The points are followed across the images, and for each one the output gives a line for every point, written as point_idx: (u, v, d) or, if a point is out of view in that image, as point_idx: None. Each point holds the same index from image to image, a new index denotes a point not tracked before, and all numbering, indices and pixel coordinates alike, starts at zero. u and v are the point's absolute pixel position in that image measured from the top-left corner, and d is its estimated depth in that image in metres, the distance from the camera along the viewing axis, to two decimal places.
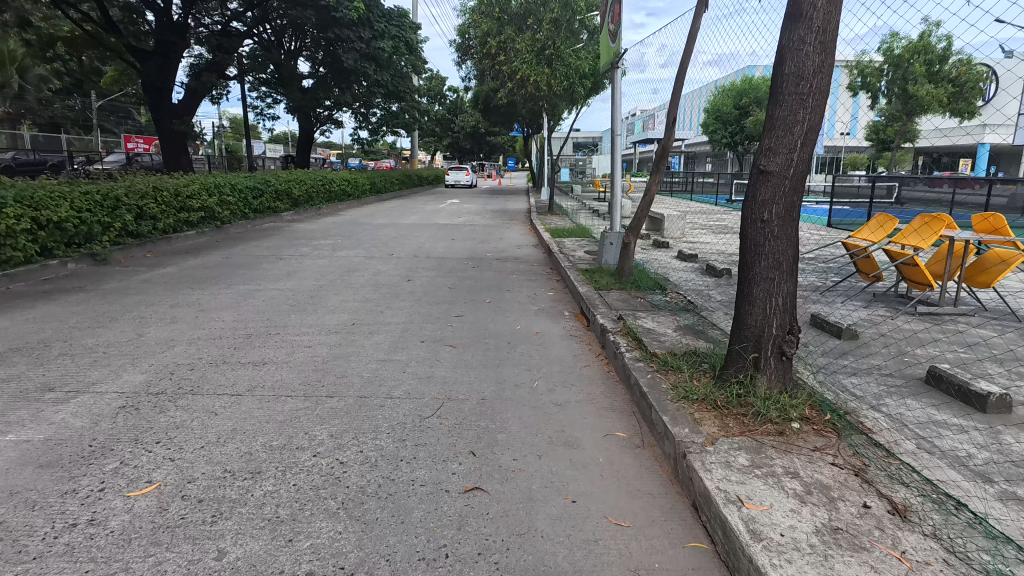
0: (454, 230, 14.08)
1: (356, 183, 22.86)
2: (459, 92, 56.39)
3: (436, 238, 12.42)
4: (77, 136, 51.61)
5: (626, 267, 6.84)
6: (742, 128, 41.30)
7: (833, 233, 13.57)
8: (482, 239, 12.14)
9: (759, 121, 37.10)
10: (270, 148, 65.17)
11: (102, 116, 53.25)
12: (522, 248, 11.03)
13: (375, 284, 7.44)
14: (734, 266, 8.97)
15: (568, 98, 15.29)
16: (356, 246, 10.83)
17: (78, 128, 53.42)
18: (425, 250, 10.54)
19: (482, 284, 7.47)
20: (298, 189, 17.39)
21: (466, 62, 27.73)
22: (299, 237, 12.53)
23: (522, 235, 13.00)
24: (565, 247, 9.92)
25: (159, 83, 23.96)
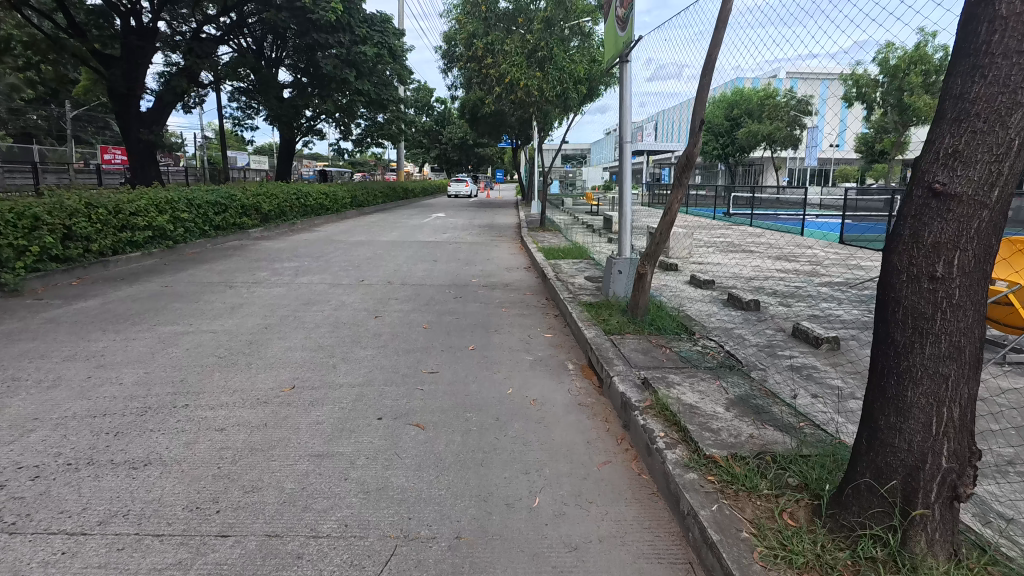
0: (437, 249, 12.78)
1: (334, 197, 21.52)
2: (446, 103, 55.56)
3: (416, 259, 11.12)
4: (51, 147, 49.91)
5: (641, 303, 5.56)
6: (734, 140, 40.54)
7: (850, 252, 12.46)
8: (468, 261, 10.86)
9: (751, 132, 36.35)
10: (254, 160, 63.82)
11: (78, 127, 51.61)
12: (513, 271, 9.76)
13: (335, 322, 6.13)
14: (758, 295, 7.76)
15: (560, 105, 14.15)
16: (323, 271, 9.50)
17: (53, 139, 51.71)
18: (402, 274, 9.23)
19: (465, 323, 6.17)
20: (268, 203, 16.02)
21: (452, 69, 26.63)
22: (262, 258, 11.18)
23: (512, 256, 11.74)
24: (562, 271, 8.65)
25: (125, 90, 22.52)
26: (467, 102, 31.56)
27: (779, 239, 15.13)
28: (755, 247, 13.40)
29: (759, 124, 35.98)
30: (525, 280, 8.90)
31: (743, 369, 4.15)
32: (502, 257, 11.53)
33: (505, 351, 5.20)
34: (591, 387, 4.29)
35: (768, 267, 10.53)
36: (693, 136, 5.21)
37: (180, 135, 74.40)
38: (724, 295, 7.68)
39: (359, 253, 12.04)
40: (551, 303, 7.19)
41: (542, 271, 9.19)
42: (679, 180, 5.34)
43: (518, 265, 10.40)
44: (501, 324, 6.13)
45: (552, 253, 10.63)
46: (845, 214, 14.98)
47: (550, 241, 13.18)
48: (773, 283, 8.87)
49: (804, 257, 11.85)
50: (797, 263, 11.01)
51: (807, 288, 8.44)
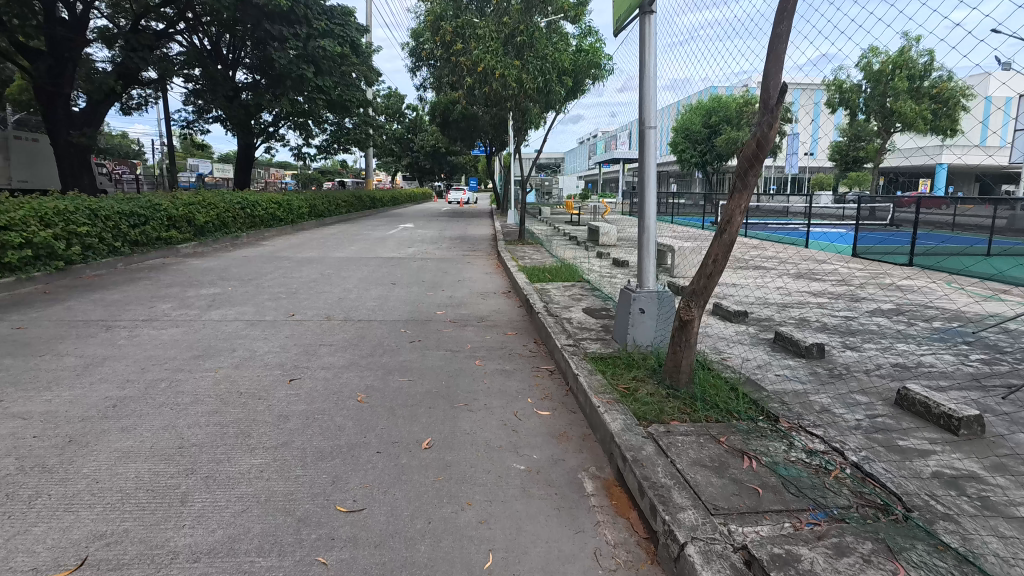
0: (398, 268, 10.80)
1: (288, 207, 19.33)
2: (418, 110, 53.76)
3: (372, 281, 9.12)
4: None
5: (684, 362, 3.72)
6: (712, 147, 39.42)
7: (876, 268, 10.84)
8: (435, 284, 8.93)
9: (730, 139, 35.25)
10: (217, 168, 60.96)
11: None
12: (489, 297, 7.85)
13: (229, 392, 4.13)
14: (807, 333, 6.00)
15: (542, 100, 12.35)
16: (247, 300, 7.44)
17: None
18: (349, 304, 7.24)
19: (421, 389, 4.23)
20: (204, 215, 13.83)
21: (422, 69, 24.75)
22: (180, 281, 9.08)
23: (487, 276, 9.82)
24: (552, 301, 6.73)
25: (51, 87, 19.98)
26: (437, 105, 29.65)
27: (785, 252, 13.51)
28: (766, 263, 11.72)
29: (738, 130, 34.96)
30: (505, 312, 6.96)
31: (909, 517, 2.31)
32: (477, 278, 9.63)
33: (478, 452, 3.24)
34: (637, 547, 2.40)
35: (793, 288, 8.85)
36: (768, 113, 3.38)
37: (137, 144, 71.04)
38: (767, 334, 5.86)
39: (303, 273, 10.01)
40: (541, 350, 5.26)
41: (525, 298, 7.26)
42: (743, 182, 3.52)
43: (495, 289, 8.49)
44: (472, 392, 4.19)
45: (536, 274, 8.71)
46: (858, 223, 13.44)
47: (532, 256, 11.35)
48: (814, 312, 7.12)
49: (828, 275, 10.16)
50: (825, 282, 9.30)
51: (861, 320, 6.69)
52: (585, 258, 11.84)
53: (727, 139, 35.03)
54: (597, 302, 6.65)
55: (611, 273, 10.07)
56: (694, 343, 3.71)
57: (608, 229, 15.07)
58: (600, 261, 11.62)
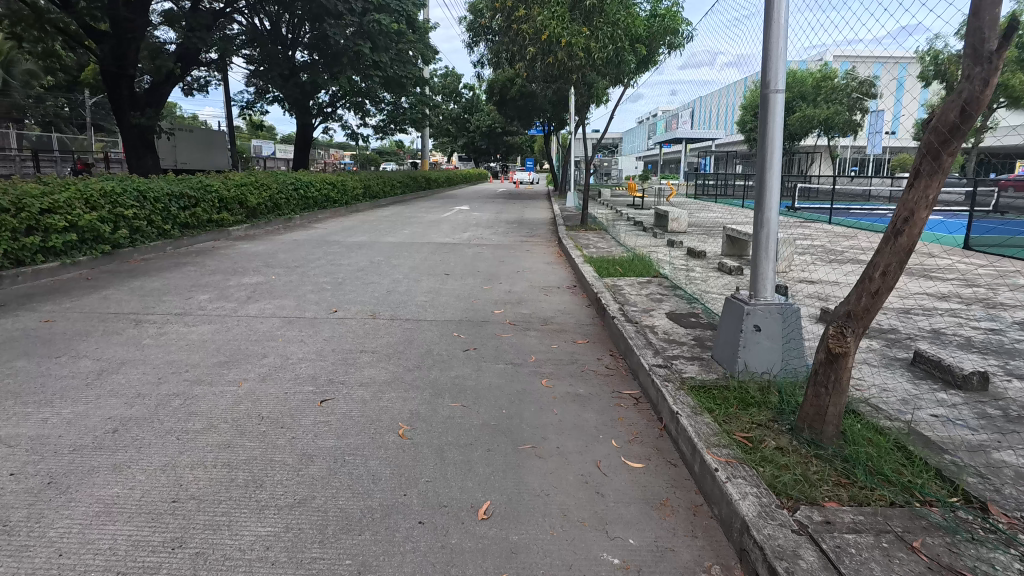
0: (452, 255, 10.05)
1: (342, 188, 18.93)
2: (475, 90, 53.07)
3: (423, 271, 8.39)
4: (74, 135, 48.55)
5: (833, 409, 2.75)
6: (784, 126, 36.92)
7: (1001, 264, 9.30)
8: (491, 276, 8.11)
9: (806, 117, 32.85)
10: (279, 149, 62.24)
11: (101, 114, 50.22)
12: (553, 293, 6.99)
13: (248, 418, 3.43)
14: (950, 351, 4.86)
15: (610, 72, 11.24)
16: (289, 292, 6.84)
17: (75, 127, 50.54)
18: (397, 300, 6.51)
19: (477, 421, 3.42)
20: (256, 197, 13.48)
21: (480, 44, 23.84)
22: (225, 267, 8.61)
23: (548, 266, 8.93)
24: (627, 302, 5.79)
25: (116, 69, 20.04)
26: (495, 82, 28.71)
27: (883, 243, 11.98)
28: (864, 256, 10.31)
29: (815, 108, 32.50)
30: (571, 312, 6.08)
31: None
32: (538, 268, 8.76)
33: (554, 531, 2.40)
34: None
35: (908, 288, 7.57)
36: (982, 66, 2.30)
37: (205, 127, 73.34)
38: (899, 352, 4.76)
39: (352, 260, 9.41)
40: (621, 367, 4.36)
41: (595, 297, 6.34)
42: (935, 164, 2.46)
43: (558, 283, 7.59)
44: (541, 427, 3.35)
45: (604, 266, 7.77)
46: (971, 210, 11.76)
47: (597, 244, 10.37)
48: (947, 321, 5.90)
49: (944, 272, 8.75)
50: (944, 282, 7.95)
51: (1013, 334, 5.45)
52: (655, 247, 10.75)
53: (802, 117, 32.63)
54: (681, 305, 5.66)
55: (687, 265, 8.98)
56: (848, 381, 2.72)
57: (677, 213, 13.85)
58: (672, 250, 10.50)
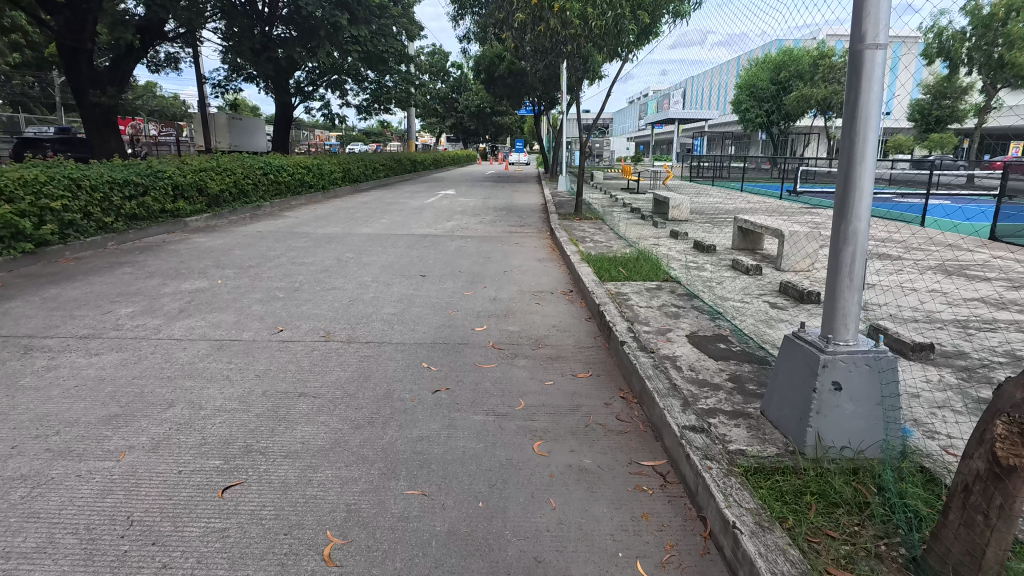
0: (433, 250, 8.98)
1: (319, 171, 17.69)
2: (463, 68, 51.48)
3: (398, 271, 7.31)
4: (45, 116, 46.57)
5: (999, 550, 1.73)
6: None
7: None
8: (475, 277, 7.05)
9: (803, 96, 31.88)
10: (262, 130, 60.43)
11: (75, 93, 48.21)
12: (546, 301, 5.93)
13: (105, 529, 2.37)
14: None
15: (613, 43, 10.16)
16: (234, 302, 5.77)
17: (46, 106, 48.50)
18: (360, 313, 5.43)
19: (444, 527, 2.38)
20: (217, 183, 12.27)
21: (466, 17, 22.45)
22: (170, 267, 7.51)
23: (540, 263, 7.87)
24: (637, 318, 4.74)
25: (73, 43, 18.32)
26: (482, 59, 27.33)
27: (903, 234, 11.03)
28: (887, 249, 9.35)
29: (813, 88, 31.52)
30: (568, 329, 5.02)
31: None
32: (529, 266, 7.70)
33: None
34: None
35: (956, 291, 6.58)
36: None
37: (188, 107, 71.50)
38: (986, 389, 3.74)
39: (318, 257, 8.28)
40: (636, 420, 3.33)
41: (596, 308, 5.30)
42: None
43: (551, 287, 6.54)
44: (531, 539, 2.31)
45: (606, 266, 6.72)
46: (1001, 199, 10.78)
47: (594, 236, 9.32)
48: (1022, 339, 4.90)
49: (983, 269, 7.80)
50: (991, 283, 6.97)
51: None
52: (658, 240, 9.73)
53: (799, 98, 31.61)
54: (703, 323, 4.61)
55: (697, 262, 7.96)
56: (1021, 511, 1.68)
57: (680, 199, 12.81)
58: (677, 243, 9.48)
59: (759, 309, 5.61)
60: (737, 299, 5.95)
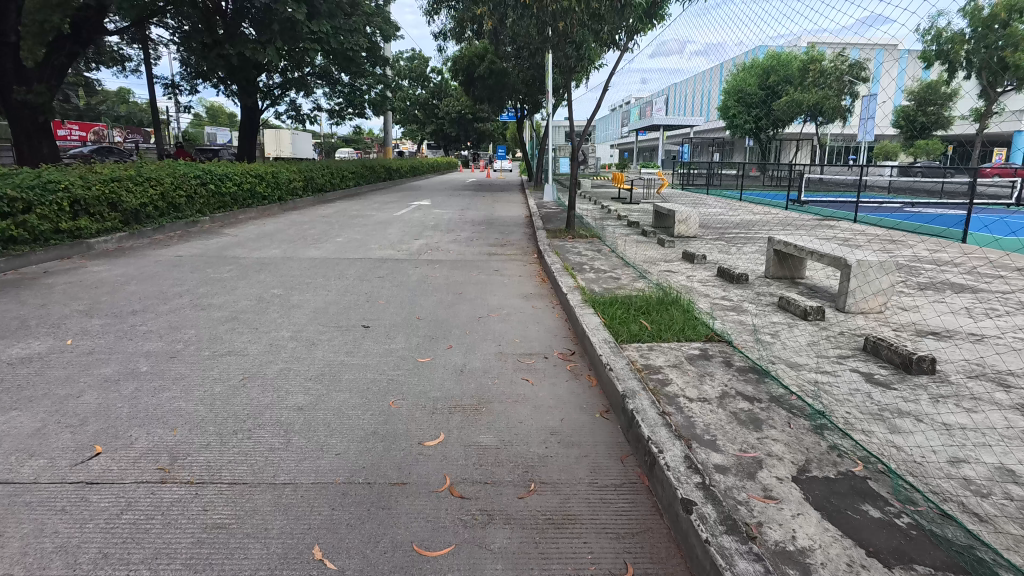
0: (390, 281, 7.07)
1: (275, 180, 15.67)
2: (444, 74, 50.08)
3: (332, 320, 5.34)
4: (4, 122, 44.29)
5: None
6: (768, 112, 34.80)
7: None
8: (437, 328, 5.12)
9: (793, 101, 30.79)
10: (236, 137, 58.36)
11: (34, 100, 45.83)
12: (536, 376, 4.02)
13: None
14: None
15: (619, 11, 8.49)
16: (64, 386, 3.78)
17: None
18: (246, 410, 3.46)
19: None
20: (135, 196, 10.23)
21: (441, 11, 20.53)
22: (23, 313, 5.49)
23: (527, 303, 5.98)
24: (693, 431, 2.85)
25: None
26: (460, 58, 25.52)
27: (951, 254, 9.37)
28: (951, 275, 7.63)
29: (803, 92, 30.42)
30: (576, 439, 3.10)
31: None
32: (513, 308, 5.80)
33: None
34: None
35: None
36: None
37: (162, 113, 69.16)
38: None
39: (233, 294, 6.29)
40: None
41: (618, 398, 3.37)
42: None
43: (544, 346, 4.62)
44: None
45: (618, 312, 4.84)
46: None
47: (593, 261, 7.47)
48: None
49: None
50: None
51: None
52: (672, 265, 7.91)
53: (790, 102, 30.25)
54: (807, 443, 2.73)
55: (730, 300, 6.14)
56: None
57: (687, 212, 11.03)
58: (696, 270, 7.67)
59: (855, 389, 3.78)
60: (815, 368, 4.11)
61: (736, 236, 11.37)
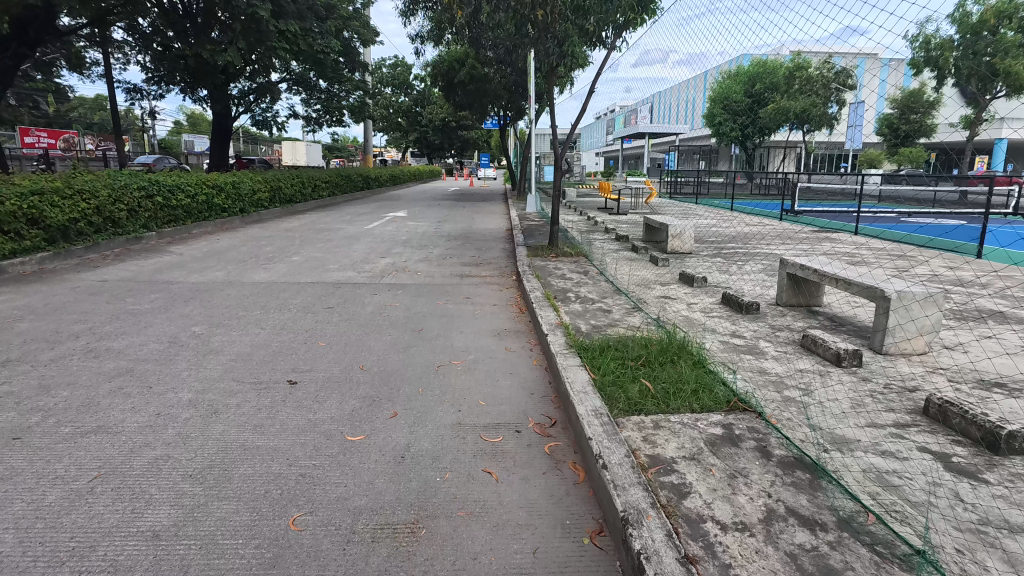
0: (341, 314, 5.99)
1: (236, 191, 14.50)
2: (427, 81, 49.30)
3: (251, 373, 4.24)
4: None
5: None
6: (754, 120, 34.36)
7: None
8: (384, 384, 4.04)
9: (779, 109, 30.28)
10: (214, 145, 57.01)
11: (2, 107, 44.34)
12: (502, 467, 2.96)
13: None
14: None
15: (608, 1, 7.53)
16: None
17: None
18: (72, 542, 2.37)
19: None
20: (63, 211, 9.04)
21: (418, 12, 19.54)
22: None
23: (499, 345, 4.95)
24: None
25: None
26: (440, 63, 24.53)
27: (971, 272, 8.50)
28: (983, 300, 6.72)
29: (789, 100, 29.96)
30: None
31: None
32: (482, 352, 4.76)
33: None
34: None
35: None
36: None
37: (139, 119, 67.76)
38: None
39: (143, 335, 5.18)
40: None
41: (617, 522, 2.32)
42: None
43: (516, 415, 3.58)
44: None
45: (611, 365, 3.82)
46: None
47: (579, 287, 6.44)
48: None
49: None
50: None
51: None
52: (671, 290, 6.92)
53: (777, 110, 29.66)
54: None
55: (743, 338, 5.16)
56: None
57: (682, 226, 10.07)
58: (698, 296, 6.68)
59: (936, 485, 2.78)
60: (871, 448, 3.11)
61: (733, 252, 10.45)
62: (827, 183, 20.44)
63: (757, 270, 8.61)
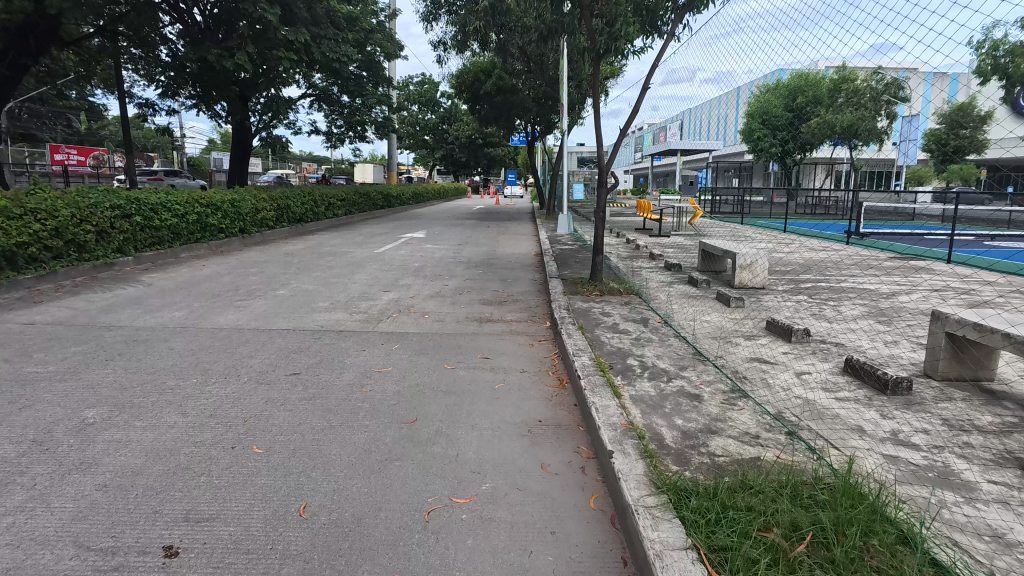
0: (310, 384, 4.27)
1: (234, 210, 13.06)
2: (453, 98, 48.77)
3: (110, 527, 2.50)
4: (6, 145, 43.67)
5: None
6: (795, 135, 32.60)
7: None
8: (329, 562, 2.27)
9: (823, 122, 28.30)
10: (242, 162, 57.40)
11: (38, 123, 45.14)
12: None
13: None
14: None
15: None
16: None
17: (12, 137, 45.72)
18: None
19: None
20: (8, 234, 7.59)
21: (441, 17, 18.15)
22: None
23: (531, 459, 3.14)
24: None
25: None
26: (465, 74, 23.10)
27: None
28: None
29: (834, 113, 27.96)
30: None
31: None
32: (504, 475, 2.96)
33: None
34: None
35: None
36: None
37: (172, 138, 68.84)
38: None
39: (9, 423, 3.52)
40: None
41: None
42: None
43: None
44: None
45: (747, 553, 2.00)
46: None
47: (641, 348, 4.59)
48: None
49: None
50: None
51: None
52: (766, 351, 5.08)
53: (820, 124, 27.84)
54: None
55: (915, 450, 3.27)
56: None
57: (753, 255, 8.20)
58: (807, 362, 4.83)
59: None
60: None
61: (814, 286, 8.51)
62: (878, 201, 18.42)
63: (860, 315, 6.67)
